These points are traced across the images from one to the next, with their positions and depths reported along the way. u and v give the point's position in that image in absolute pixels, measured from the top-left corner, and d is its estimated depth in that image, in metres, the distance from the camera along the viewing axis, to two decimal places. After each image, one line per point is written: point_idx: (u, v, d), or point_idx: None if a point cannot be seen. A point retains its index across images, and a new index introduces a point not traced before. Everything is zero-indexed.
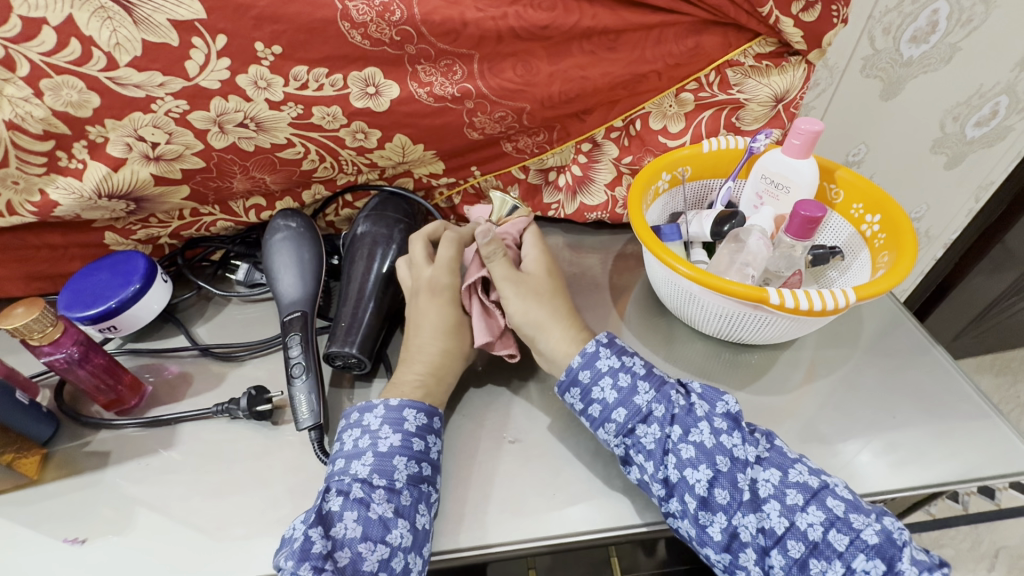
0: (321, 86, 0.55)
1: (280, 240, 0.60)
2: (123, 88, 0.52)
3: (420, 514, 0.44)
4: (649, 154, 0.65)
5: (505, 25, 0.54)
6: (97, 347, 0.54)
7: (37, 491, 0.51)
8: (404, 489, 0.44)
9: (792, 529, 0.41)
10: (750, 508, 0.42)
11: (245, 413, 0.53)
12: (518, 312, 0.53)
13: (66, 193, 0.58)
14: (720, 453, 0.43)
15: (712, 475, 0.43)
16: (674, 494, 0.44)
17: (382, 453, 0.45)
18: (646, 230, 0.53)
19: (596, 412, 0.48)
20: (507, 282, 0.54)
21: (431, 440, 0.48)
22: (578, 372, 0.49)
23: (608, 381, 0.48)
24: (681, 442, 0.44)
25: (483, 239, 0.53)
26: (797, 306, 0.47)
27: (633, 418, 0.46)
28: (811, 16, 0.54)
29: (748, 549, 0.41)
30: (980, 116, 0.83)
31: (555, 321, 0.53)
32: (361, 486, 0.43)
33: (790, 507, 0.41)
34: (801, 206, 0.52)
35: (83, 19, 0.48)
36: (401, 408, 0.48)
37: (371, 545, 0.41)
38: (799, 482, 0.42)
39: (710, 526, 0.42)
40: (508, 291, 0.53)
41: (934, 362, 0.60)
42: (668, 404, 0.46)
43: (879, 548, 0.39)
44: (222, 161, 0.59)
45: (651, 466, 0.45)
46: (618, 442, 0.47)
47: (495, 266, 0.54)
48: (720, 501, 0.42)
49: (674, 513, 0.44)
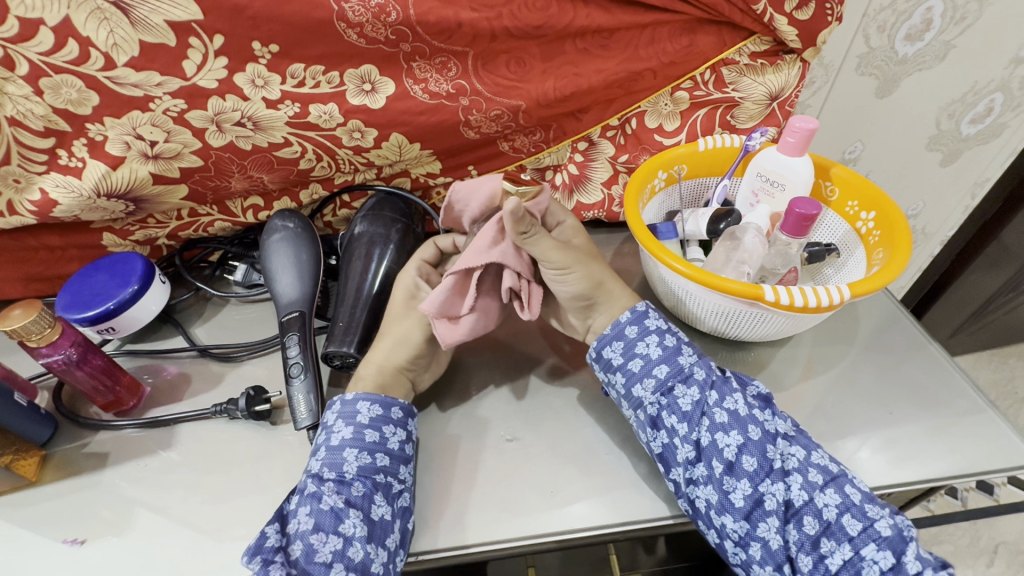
0: (318, 83, 0.56)
1: (277, 241, 0.60)
2: (121, 88, 0.53)
3: (376, 504, 0.43)
4: (645, 153, 0.66)
5: (500, 25, 0.54)
6: (95, 348, 0.54)
7: (36, 492, 0.51)
8: (355, 480, 0.44)
9: (810, 505, 0.41)
10: (778, 477, 0.42)
11: (243, 413, 0.53)
12: (579, 282, 0.51)
13: (65, 192, 0.58)
14: (752, 423, 0.44)
15: (742, 441, 0.43)
16: (702, 459, 0.44)
17: (333, 447, 0.46)
18: (642, 228, 0.53)
19: (636, 366, 0.48)
20: (556, 252, 0.50)
21: (388, 429, 0.47)
22: (625, 326, 0.50)
23: (654, 339, 0.49)
24: (716, 407, 0.45)
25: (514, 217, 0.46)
26: (792, 302, 0.47)
27: (673, 377, 0.47)
28: (805, 14, 0.54)
29: (770, 518, 0.41)
30: (975, 114, 0.83)
31: (614, 282, 0.53)
32: (312, 481, 0.44)
33: (811, 482, 0.42)
34: (796, 203, 0.52)
35: (80, 20, 0.48)
36: (355, 402, 0.48)
37: (322, 536, 0.41)
38: (821, 464, 0.43)
39: (733, 493, 0.42)
40: (563, 262, 0.50)
41: (930, 358, 0.60)
42: (708, 370, 0.48)
43: (891, 540, 0.39)
44: (221, 159, 0.59)
45: (684, 428, 0.45)
46: (653, 399, 0.47)
47: (536, 241, 0.49)
48: (747, 468, 0.43)
49: (697, 479, 0.44)
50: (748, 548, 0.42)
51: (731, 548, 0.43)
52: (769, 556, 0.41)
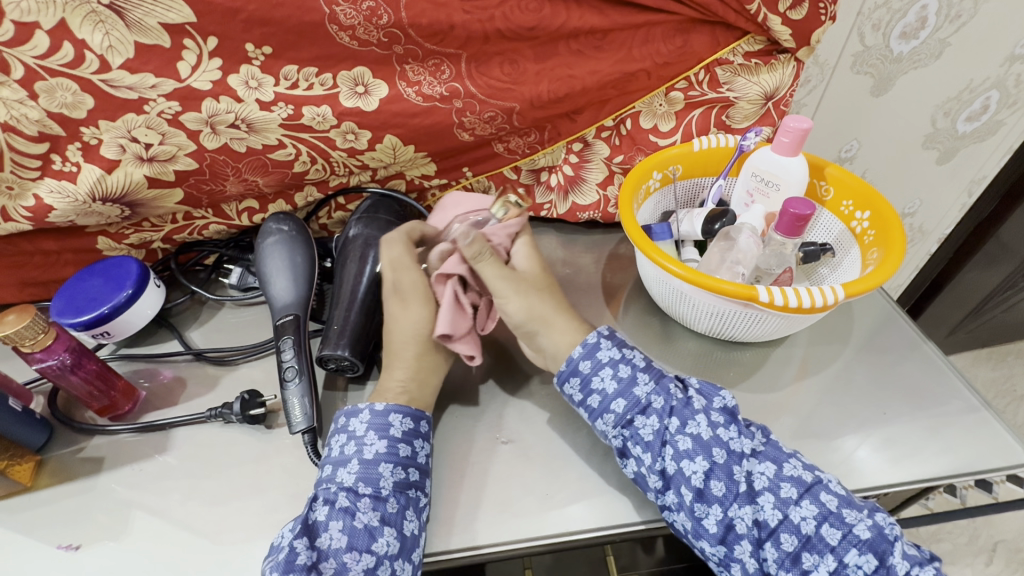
0: (312, 85, 0.56)
1: (272, 244, 0.60)
2: (116, 90, 0.52)
3: (408, 520, 0.44)
4: (640, 153, 0.65)
5: (492, 28, 0.54)
6: (90, 353, 0.54)
7: (32, 497, 0.51)
8: (391, 496, 0.44)
9: (785, 523, 0.41)
10: (746, 500, 0.42)
11: (238, 417, 0.53)
12: (518, 311, 0.52)
13: (60, 197, 0.58)
14: (717, 445, 0.44)
15: (708, 467, 0.43)
16: (671, 487, 0.44)
17: (366, 461, 0.45)
18: (636, 230, 0.53)
19: (595, 402, 0.48)
20: (499, 280, 0.52)
21: (418, 444, 0.48)
22: (578, 362, 0.49)
23: (608, 372, 0.48)
24: (678, 434, 0.45)
25: (465, 242, 0.51)
26: (786, 303, 0.47)
27: (631, 409, 0.47)
28: (799, 14, 0.54)
29: (744, 541, 0.41)
30: (971, 111, 0.83)
31: (560, 315, 0.53)
32: (346, 495, 0.43)
33: (784, 500, 0.41)
34: (790, 204, 0.52)
35: (75, 23, 0.48)
36: (386, 413, 0.48)
37: (355, 554, 0.41)
38: (794, 476, 0.43)
39: (706, 519, 0.42)
40: (504, 291, 0.52)
41: (925, 358, 0.60)
42: (667, 397, 0.47)
43: (871, 543, 0.39)
44: (215, 162, 0.59)
45: (648, 459, 0.45)
46: (616, 434, 0.47)
47: (484, 265, 0.52)
48: (716, 493, 0.42)
49: (670, 506, 0.44)
50: (730, 569, 0.42)
51: (715, 568, 0.43)
52: None
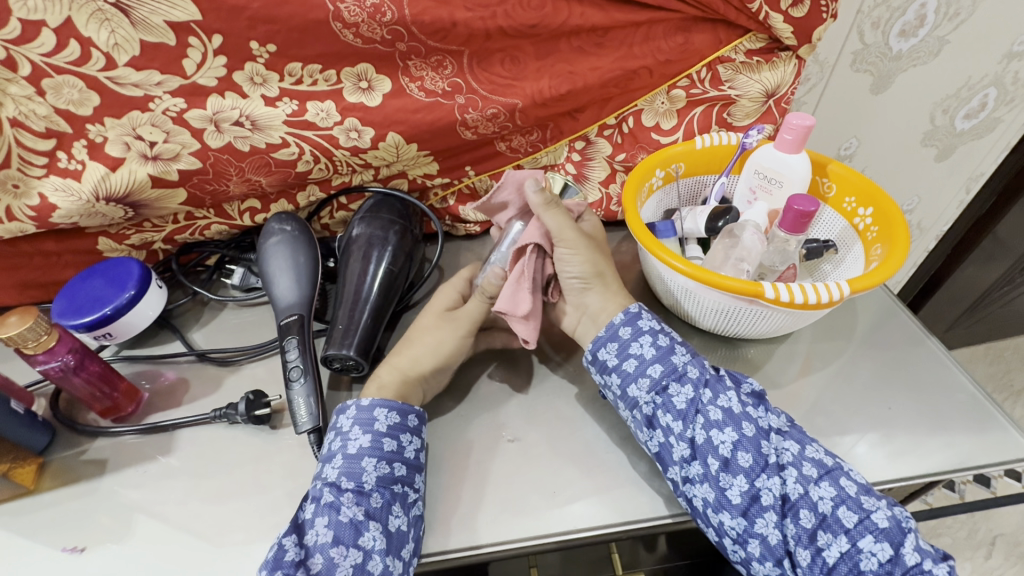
0: (315, 81, 0.56)
1: (274, 244, 0.60)
2: (121, 88, 0.52)
3: (393, 515, 0.44)
4: (642, 151, 0.66)
5: (494, 24, 0.54)
6: (93, 354, 0.53)
7: (34, 501, 0.50)
8: (374, 491, 0.44)
9: (806, 498, 0.41)
10: (773, 472, 0.42)
11: (243, 417, 0.53)
12: (584, 266, 0.53)
13: (65, 196, 0.57)
14: (746, 419, 0.44)
15: (737, 438, 0.44)
16: (697, 457, 0.44)
17: (350, 455, 0.45)
18: (641, 227, 0.53)
19: (630, 367, 0.48)
20: (571, 231, 0.53)
21: (405, 438, 0.48)
22: (619, 327, 0.50)
23: (648, 339, 0.49)
24: (710, 404, 0.45)
25: (536, 188, 0.52)
26: (792, 299, 0.47)
27: (668, 375, 0.47)
28: (800, 11, 0.55)
29: (768, 513, 0.41)
30: (969, 109, 0.84)
31: (612, 277, 0.54)
32: (330, 491, 0.43)
33: (806, 476, 0.42)
34: (794, 200, 0.52)
35: (81, 21, 0.48)
36: (372, 408, 0.48)
37: (342, 549, 0.41)
38: (816, 458, 0.43)
39: (729, 489, 0.42)
40: (573, 241, 0.53)
41: (927, 353, 0.60)
42: (702, 369, 0.48)
43: (888, 532, 0.39)
44: (219, 161, 0.59)
45: (679, 426, 0.45)
46: (649, 399, 0.47)
47: (555, 216, 0.53)
48: (742, 464, 0.43)
49: (693, 478, 0.44)
50: (746, 545, 0.42)
51: (729, 544, 0.43)
52: (769, 551, 0.41)
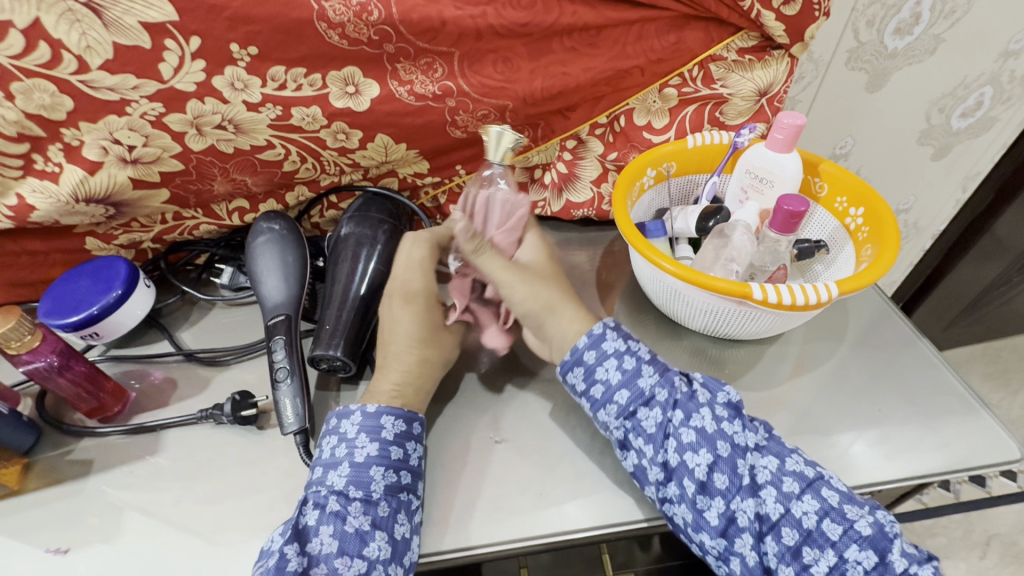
0: (301, 86, 0.55)
1: (262, 244, 0.59)
2: (96, 91, 0.51)
3: (398, 523, 0.44)
4: (634, 150, 0.65)
5: (484, 23, 0.53)
6: (78, 354, 0.53)
7: (18, 501, 0.50)
8: (382, 500, 0.44)
9: (787, 516, 0.41)
10: (748, 493, 0.42)
11: (229, 418, 0.52)
12: (528, 300, 0.52)
13: (43, 197, 0.57)
14: (721, 438, 0.44)
15: (712, 459, 0.43)
16: (672, 479, 0.44)
17: (358, 463, 0.45)
18: (630, 227, 0.52)
19: (598, 393, 0.48)
20: (505, 271, 0.52)
21: (411, 446, 0.47)
22: (583, 352, 0.49)
23: (612, 363, 0.48)
24: (682, 427, 0.45)
25: (465, 237, 0.53)
26: (781, 301, 0.47)
27: (635, 401, 0.47)
28: (792, 9, 0.54)
29: (745, 534, 0.41)
30: (965, 108, 0.83)
31: (564, 301, 0.53)
32: (336, 499, 0.43)
33: (786, 494, 0.41)
34: (784, 200, 0.51)
35: (50, 22, 0.47)
36: (378, 415, 0.47)
37: (347, 559, 0.41)
38: (796, 471, 0.43)
39: (707, 511, 0.42)
40: (510, 282, 0.52)
41: (918, 354, 0.60)
42: (671, 389, 0.47)
43: (872, 539, 0.39)
44: (202, 162, 0.59)
45: (650, 450, 0.45)
46: (618, 425, 0.47)
47: (487, 259, 0.53)
48: (719, 486, 0.42)
49: (671, 498, 0.44)
50: (729, 562, 0.42)
51: (714, 562, 0.43)
52: (750, 570, 0.41)
